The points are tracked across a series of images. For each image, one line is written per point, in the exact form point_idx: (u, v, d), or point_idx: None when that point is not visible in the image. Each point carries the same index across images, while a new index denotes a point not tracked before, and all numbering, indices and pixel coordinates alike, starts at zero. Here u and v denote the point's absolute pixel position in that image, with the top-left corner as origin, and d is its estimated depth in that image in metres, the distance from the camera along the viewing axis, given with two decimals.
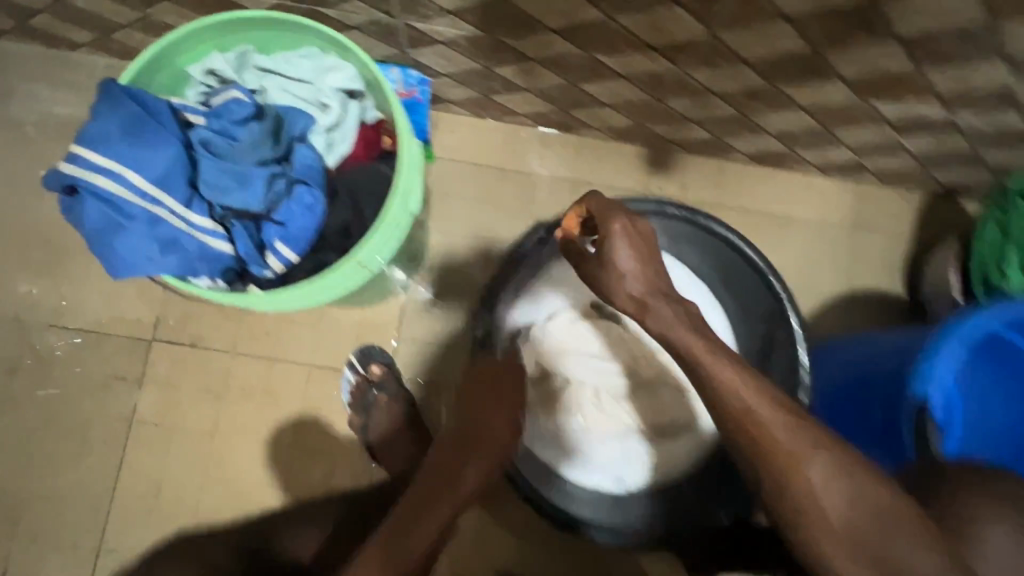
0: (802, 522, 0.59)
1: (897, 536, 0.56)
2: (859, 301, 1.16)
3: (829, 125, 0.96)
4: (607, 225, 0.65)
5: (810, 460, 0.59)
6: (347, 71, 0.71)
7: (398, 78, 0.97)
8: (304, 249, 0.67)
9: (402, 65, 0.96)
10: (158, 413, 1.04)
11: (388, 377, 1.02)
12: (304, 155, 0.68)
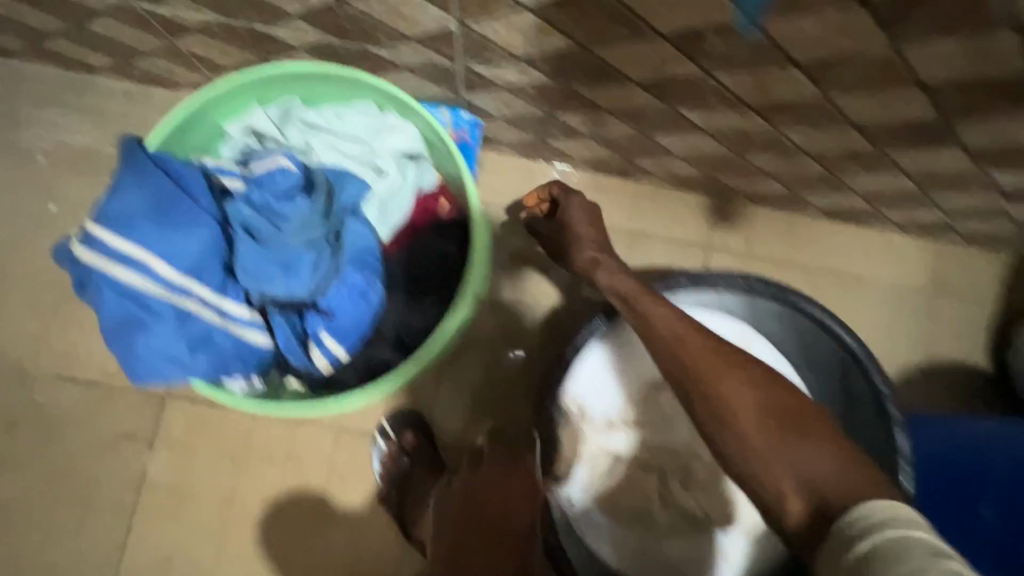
0: (735, 448, 0.57)
1: (804, 433, 0.56)
2: (939, 374, 1.06)
3: (927, 187, 0.86)
4: (565, 199, 0.79)
5: (721, 372, 0.59)
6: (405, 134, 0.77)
7: (449, 121, 0.89)
8: (350, 335, 0.73)
9: (454, 107, 0.88)
10: (171, 475, 0.96)
11: (424, 448, 0.93)
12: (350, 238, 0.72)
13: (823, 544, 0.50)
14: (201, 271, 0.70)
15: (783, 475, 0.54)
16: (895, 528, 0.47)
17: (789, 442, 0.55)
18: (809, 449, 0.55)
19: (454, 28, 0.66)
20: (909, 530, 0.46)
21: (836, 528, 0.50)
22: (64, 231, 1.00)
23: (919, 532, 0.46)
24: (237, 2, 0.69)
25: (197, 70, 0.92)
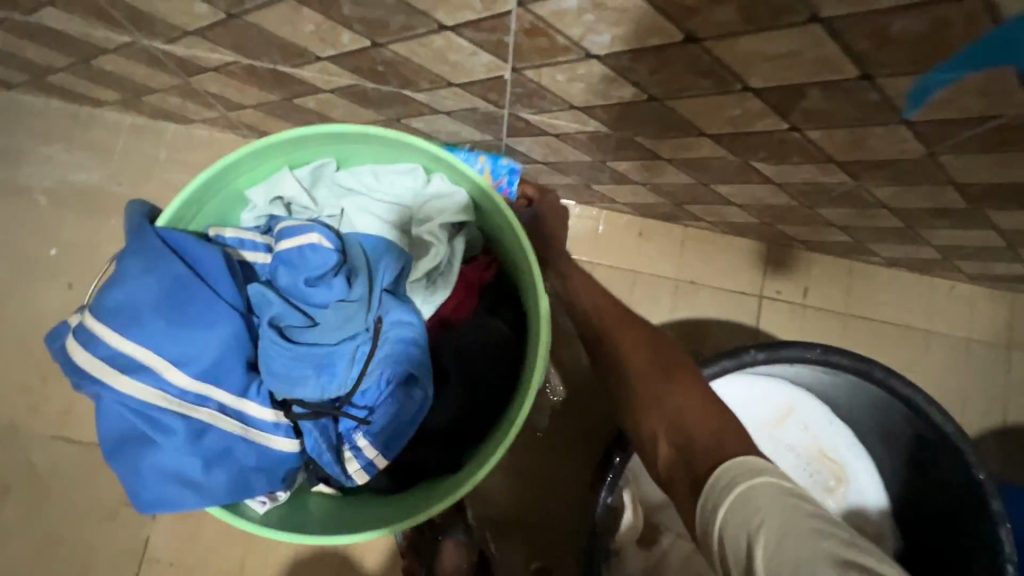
0: (622, 391, 0.61)
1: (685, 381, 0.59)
2: (1016, 440, 0.96)
3: (1016, 244, 0.77)
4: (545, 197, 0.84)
5: (624, 334, 0.65)
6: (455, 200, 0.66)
7: (485, 168, 0.80)
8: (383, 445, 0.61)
9: (493, 154, 0.80)
10: (174, 548, 0.87)
11: (452, 518, 0.84)
12: (395, 329, 0.61)
13: (695, 513, 0.49)
14: (220, 372, 0.57)
15: (656, 415, 0.57)
16: (744, 483, 0.46)
17: (667, 387, 0.58)
18: (681, 392, 0.57)
19: (507, 76, 0.58)
20: (755, 479, 0.46)
21: (703, 498, 0.48)
22: (64, 276, 0.93)
23: (763, 476, 0.46)
24: (261, 43, 0.62)
25: (212, 107, 0.85)
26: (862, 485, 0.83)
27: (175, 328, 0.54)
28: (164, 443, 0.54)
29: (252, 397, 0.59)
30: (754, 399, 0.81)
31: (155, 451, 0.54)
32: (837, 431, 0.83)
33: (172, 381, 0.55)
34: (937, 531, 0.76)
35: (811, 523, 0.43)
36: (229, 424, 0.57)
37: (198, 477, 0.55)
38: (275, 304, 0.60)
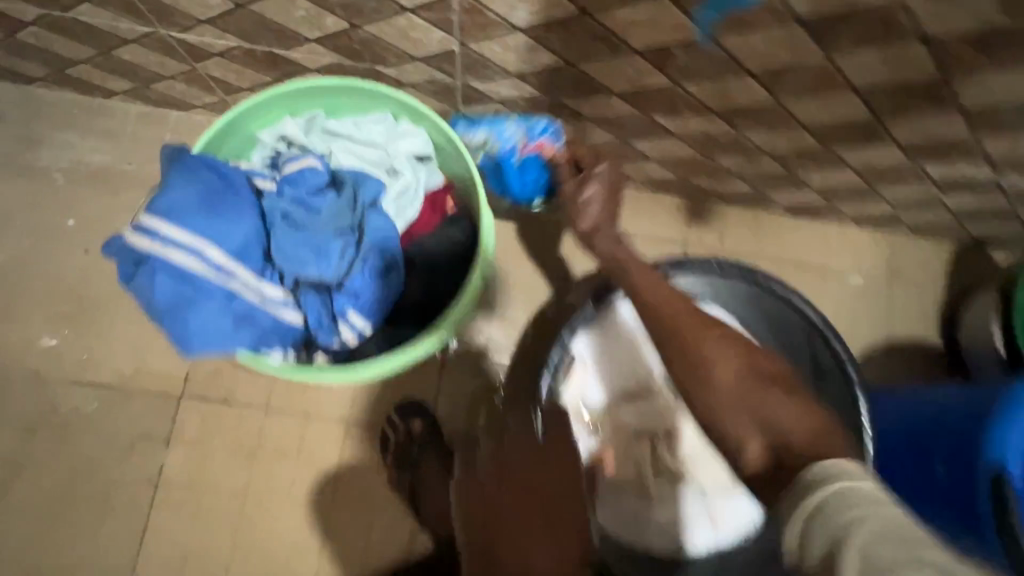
0: (702, 393, 0.63)
1: (775, 394, 0.60)
2: (897, 352, 1.16)
3: (872, 181, 0.97)
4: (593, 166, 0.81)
5: (707, 334, 0.66)
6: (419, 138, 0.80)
7: (518, 130, 0.88)
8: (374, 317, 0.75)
9: (522, 116, 0.89)
10: (187, 472, 1.00)
11: (430, 434, 0.99)
12: (376, 228, 0.75)
13: (784, 507, 0.49)
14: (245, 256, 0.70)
15: (748, 424, 0.60)
16: (846, 482, 0.47)
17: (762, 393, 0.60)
18: (773, 400, 0.60)
19: (456, 48, 0.76)
20: (858, 482, 0.47)
21: (797, 494, 0.49)
22: (80, 244, 1.06)
23: (867, 482, 0.47)
24: (262, 28, 0.78)
25: (212, 92, 1.00)
26: None
27: (210, 219, 0.68)
28: (202, 305, 0.66)
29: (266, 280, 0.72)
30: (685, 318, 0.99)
31: (194, 311, 0.66)
32: None
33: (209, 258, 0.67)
34: None
35: (917, 534, 0.42)
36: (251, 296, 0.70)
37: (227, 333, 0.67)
38: (285, 204, 0.73)
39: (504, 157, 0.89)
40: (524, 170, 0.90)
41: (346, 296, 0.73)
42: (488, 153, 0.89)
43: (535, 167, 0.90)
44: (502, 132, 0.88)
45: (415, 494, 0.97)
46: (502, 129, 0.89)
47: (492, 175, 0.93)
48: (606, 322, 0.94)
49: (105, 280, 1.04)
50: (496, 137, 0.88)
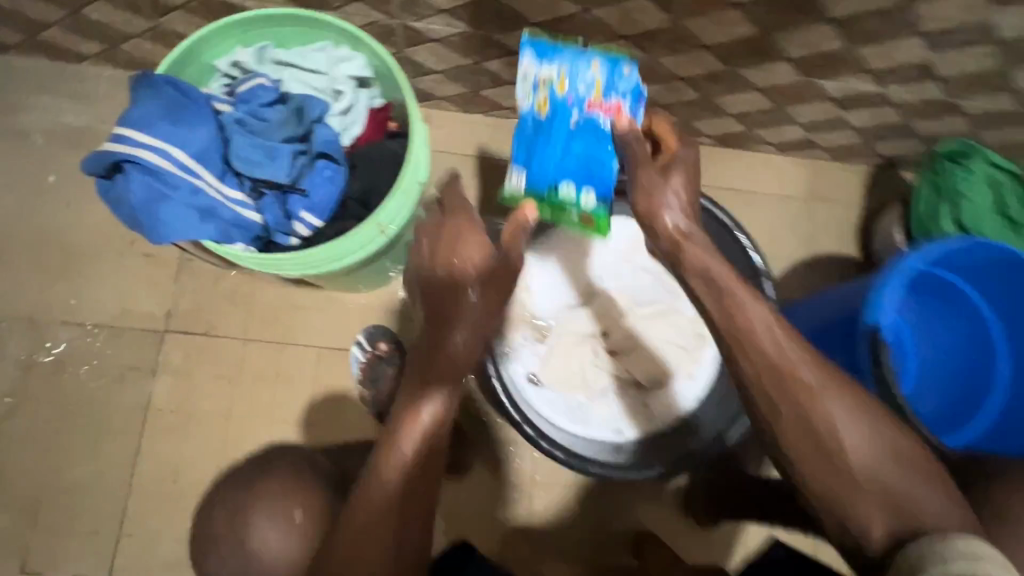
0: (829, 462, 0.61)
1: (909, 472, 0.60)
2: (820, 265, 1.29)
3: (781, 103, 1.09)
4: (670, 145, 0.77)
5: (828, 392, 0.62)
6: (358, 61, 0.79)
7: (601, 77, 0.81)
8: (327, 214, 0.74)
9: (613, 61, 0.81)
10: (174, 399, 1.09)
11: (395, 351, 1.09)
12: (322, 133, 0.75)
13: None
14: (206, 157, 0.70)
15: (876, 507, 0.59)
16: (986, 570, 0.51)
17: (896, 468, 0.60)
18: (906, 481, 0.60)
19: None
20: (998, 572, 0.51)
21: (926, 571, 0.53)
22: (61, 198, 1.14)
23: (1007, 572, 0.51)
24: None
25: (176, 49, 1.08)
26: None
27: (173, 122, 0.69)
28: (171, 199, 0.67)
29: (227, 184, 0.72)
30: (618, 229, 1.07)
31: (167, 204, 0.67)
32: None
33: (173, 155, 0.68)
34: None
35: None
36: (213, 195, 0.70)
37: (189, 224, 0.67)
38: (240, 112, 0.75)
39: (572, 98, 0.81)
40: (584, 126, 0.81)
41: (301, 197, 0.74)
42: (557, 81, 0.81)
43: (598, 127, 0.82)
44: (584, 72, 0.81)
45: (381, 405, 1.05)
46: (585, 73, 0.81)
47: (540, 120, 0.83)
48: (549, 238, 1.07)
49: (87, 230, 1.13)
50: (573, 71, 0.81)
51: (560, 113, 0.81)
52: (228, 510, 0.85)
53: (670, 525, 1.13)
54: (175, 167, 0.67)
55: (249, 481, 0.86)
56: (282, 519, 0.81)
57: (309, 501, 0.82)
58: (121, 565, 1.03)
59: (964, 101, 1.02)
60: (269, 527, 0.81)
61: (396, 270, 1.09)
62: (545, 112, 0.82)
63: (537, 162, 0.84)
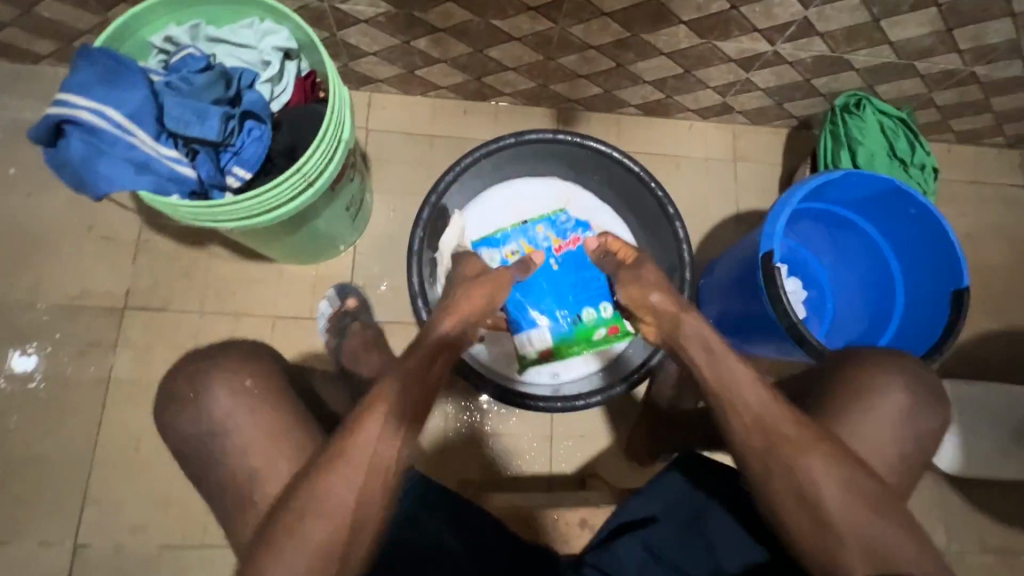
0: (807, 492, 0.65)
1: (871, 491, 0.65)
2: (745, 220, 1.38)
3: (689, 67, 1.18)
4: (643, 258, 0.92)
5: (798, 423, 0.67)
6: (282, 33, 0.86)
7: (552, 228, 1.14)
8: (255, 167, 0.84)
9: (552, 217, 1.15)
10: (135, 371, 1.15)
11: (363, 307, 1.18)
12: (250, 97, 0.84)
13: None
14: (140, 118, 0.78)
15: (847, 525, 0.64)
16: None
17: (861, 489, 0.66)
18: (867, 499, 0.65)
19: None
20: None
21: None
22: (22, 188, 1.20)
23: None
24: None
25: None
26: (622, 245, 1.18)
27: (108, 86, 0.77)
28: (109, 155, 0.75)
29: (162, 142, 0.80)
30: (540, 194, 1.20)
31: (105, 159, 0.75)
32: (602, 212, 1.19)
33: (110, 115, 0.76)
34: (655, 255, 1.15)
35: None
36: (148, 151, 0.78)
37: (128, 177, 0.76)
38: (172, 78, 0.82)
39: (547, 255, 1.13)
40: (564, 263, 1.12)
41: (232, 154, 0.84)
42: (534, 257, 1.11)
43: (573, 258, 1.12)
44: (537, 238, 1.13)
45: (340, 352, 1.13)
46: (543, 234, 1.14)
47: (536, 288, 1.11)
48: (480, 198, 1.18)
49: (49, 217, 1.19)
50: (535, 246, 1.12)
51: (546, 267, 1.12)
52: (183, 378, 0.73)
53: (613, 465, 1.20)
54: (112, 125, 0.75)
55: (202, 357, 0.74)
56: (240, 382, 0.72)
57: (269, 376, 0.73)
58: (86, 529, 1.08)
59: (850, 55, 1.12)
60: (224, 390, 0.71)
61: (347, 238, 1.19)
62: (535, 281, 1.11)
63: (554, 319, 1.11)
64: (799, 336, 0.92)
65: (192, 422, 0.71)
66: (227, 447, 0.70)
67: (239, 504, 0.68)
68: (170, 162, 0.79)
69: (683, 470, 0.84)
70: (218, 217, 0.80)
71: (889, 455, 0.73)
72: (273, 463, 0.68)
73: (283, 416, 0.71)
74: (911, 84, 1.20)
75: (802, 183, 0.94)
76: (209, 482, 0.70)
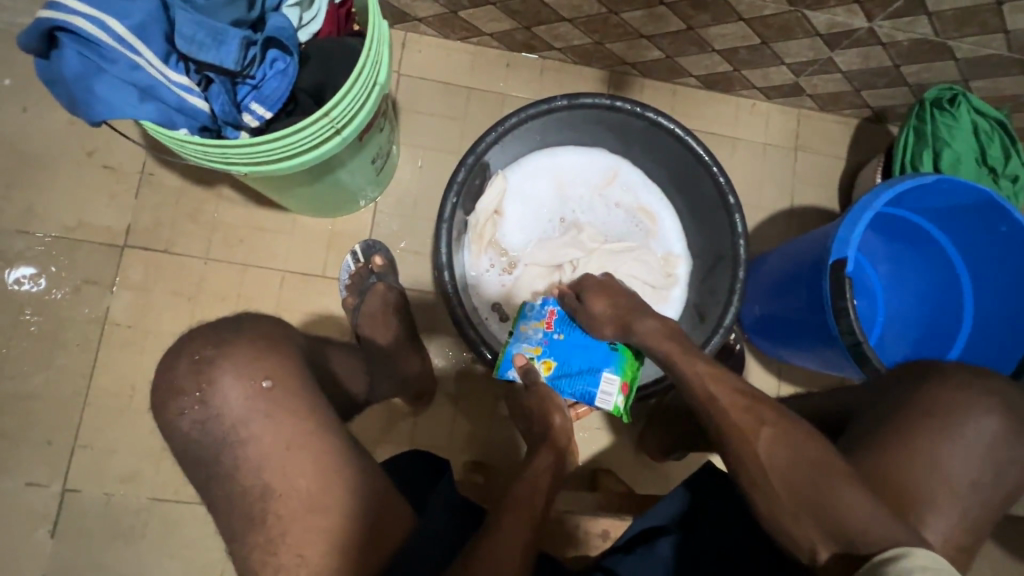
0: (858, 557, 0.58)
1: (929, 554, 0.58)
2: (798, 216, 1.26)
3: (768, 38, 1.04)
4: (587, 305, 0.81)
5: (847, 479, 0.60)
6: None
7: (534, 326, 0.86)
8: (277, 106, 0.74)
9: (524, 318, 0.88)
10: (132, 313, 1.07)
11: (388, 268, 1.07)
12: (276, 20, 0.73)
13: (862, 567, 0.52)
14: (146, 33, 0.67)
15: None
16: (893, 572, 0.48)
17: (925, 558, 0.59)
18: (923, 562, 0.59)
19: None
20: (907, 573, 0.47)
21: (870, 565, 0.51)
22: (17, 102, 1.09)
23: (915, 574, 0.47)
24: None
25: None
26: (667, 232, 1.09)
27: None
28: (109, 75, 0.65)
29: (171, 66, 0.70)
30: (588, 167, 1.09)
31: (105, 80, 0.65)
32: (651, 194, 1.09)
33: (110, 27, 0.64)
34: (701, 247, 1.06)
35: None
36: (155, 75, 0.68)
37: (131, 104, 0.66)
38: None
39: (549, 349, 0.84)
40: (565, 341, 0.84)
41: (252, 88, 0.74)
42: (531, 361, 0.84)
43: (568, 336, 0.84)
44: (529, 343, 0.85)
45: (356, 314, 1.02)
46: (529, 340, 0.86)
47: (564, 368, 0.83)
48: (523, 163, 1.08)
49: (47, 138, 1.09)
50: (516, 348, 0.85)
51: (559, 361, 0.84)
52: (186, 367, 0.67)
53: (628, 466, 1.15)
54: (113, 40, 0.64)
55: (212, 338, 0.69)
56: (257, 381, 0.66)
57: (280, 367, 0.68)
58: (75, 475, 1.03)
59: (955, 41, 0.97)
60: (235, 389, 0.65)
61: (367, 194, 1.09)
62: (558, 367, 0.84)
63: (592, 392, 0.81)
64: (861, 356, 0.84)
65: (196, 425, 0.65)
66: (240, 458, 0.64)
67: (248, 523, 0.63)
68: (179, 91, 0.69)
69: (690, 487, 0.76)
70: (229, 157, 0.70)
71: (982, 517, 0.64)
72: (291, 480, 0.64)
73: (305, 427, 0.66)
74: (1014, 83, 1.06)
75: (891, 185, 0.84)
76: (222, 473, 0.65)
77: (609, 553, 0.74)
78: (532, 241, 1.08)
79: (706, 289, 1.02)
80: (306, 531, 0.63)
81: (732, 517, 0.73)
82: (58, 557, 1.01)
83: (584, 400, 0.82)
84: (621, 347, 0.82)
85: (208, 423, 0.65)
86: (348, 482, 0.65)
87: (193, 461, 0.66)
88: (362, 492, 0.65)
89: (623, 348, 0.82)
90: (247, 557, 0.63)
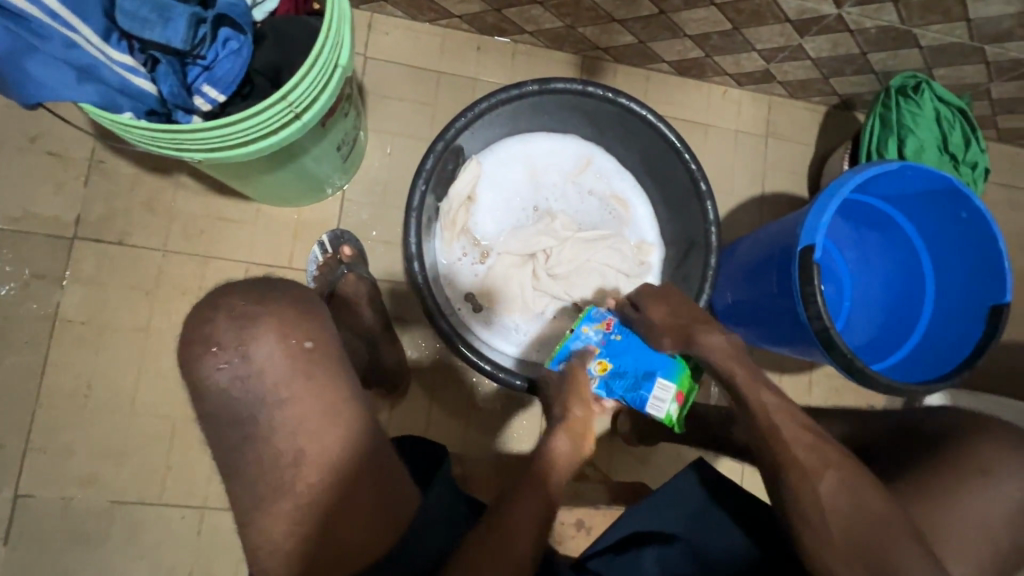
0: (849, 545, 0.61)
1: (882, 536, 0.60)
2: (770, 203, 1.28)
3: (738, 23, 1.03)
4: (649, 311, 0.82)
5: None
6: None
7: (594, 325, 0.84)
8: (231, 89, 0.71)
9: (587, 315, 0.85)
10: (85, 309, 1.02)
11: (357, 258, 1.05)
12: None
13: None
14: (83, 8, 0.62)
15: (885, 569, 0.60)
16: None
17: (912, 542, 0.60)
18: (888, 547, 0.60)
19: None
20: None
21: None
22: None
23: None
24: None
25: None
26: (639, 221, 1.09)
27: None
28: (41, 52, 0.60)
29: (111, 43, 0.65)
30: (562, 155, 1.08)
31: (36, 57, 0.60)
32: (625, 182, 1.09)
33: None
34: (672, 235, 1.06)
35: None
36: (94, 53, 0.63)
37: (66, 83, 0.61)
38: None
39: (609, 350, 0.82)
40: (625, 343, 0.82)
41: (202, 69, 0.70)
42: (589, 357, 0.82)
43: (628, 341, 0.82)
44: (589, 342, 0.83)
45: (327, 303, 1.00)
46: (587, 338, 0.84)
47: (622, 369, 0.81)
48: (497, 149, 1.06)
49: None
50: (575, 344, 0.83)
51: (618, 361, 0.81)
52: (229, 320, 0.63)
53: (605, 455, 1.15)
54: (44, 16, 0.59)
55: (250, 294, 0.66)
56: (301, 340, 0.65)
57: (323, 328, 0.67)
58: (28, 479, 0.98)
59: (920, 29, 0.98)
60: (278, 349, 0.64)
61: (335, 181, 1.05)
62: (614, 368, 0.81)
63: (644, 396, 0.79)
64: (828, 341, 0.85)
65: (237, 381, 0.63)
66: (277, 419, 0.63)
67: (279, 488, 0.62)
68: (121, 71, 0.65)
69: (698, 471, 0.77)
70: (179, 143, 0.66)
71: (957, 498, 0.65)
72: (303, 459, 0.63)
73: (273, 424, 0.63)
74: (973, 71, 1.08)
75: (858, 171, 0.85)
76: (258, 435, 0.63)
77: (591, 554, 0.74)
78: (505, 228, 1.06)
79: (678, 276, 1.03)
80: (302, 515, 0.63)
81: (728, 501, 0.75)
82: (13, 564, 0.97)
83: (634, 404, 0.80)
84: (680, 361, 0.80)
85: (250, 379, 0.63)
86: (329, 478, 0.63)
87: (209, 428, 0.64)
88: (345, 486, 0.63)
89: (683, 362, 0.80)
90: (254, 538, 0.62)
